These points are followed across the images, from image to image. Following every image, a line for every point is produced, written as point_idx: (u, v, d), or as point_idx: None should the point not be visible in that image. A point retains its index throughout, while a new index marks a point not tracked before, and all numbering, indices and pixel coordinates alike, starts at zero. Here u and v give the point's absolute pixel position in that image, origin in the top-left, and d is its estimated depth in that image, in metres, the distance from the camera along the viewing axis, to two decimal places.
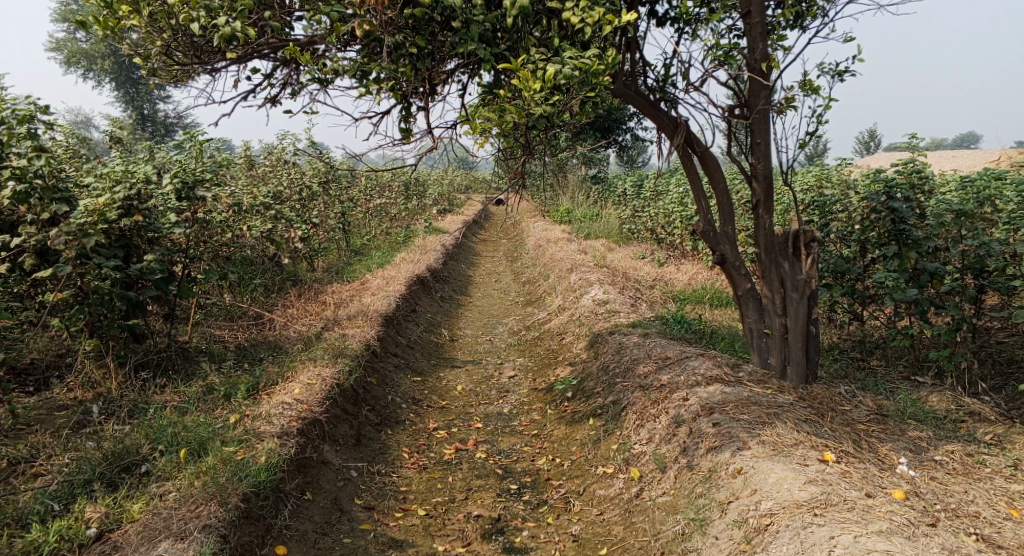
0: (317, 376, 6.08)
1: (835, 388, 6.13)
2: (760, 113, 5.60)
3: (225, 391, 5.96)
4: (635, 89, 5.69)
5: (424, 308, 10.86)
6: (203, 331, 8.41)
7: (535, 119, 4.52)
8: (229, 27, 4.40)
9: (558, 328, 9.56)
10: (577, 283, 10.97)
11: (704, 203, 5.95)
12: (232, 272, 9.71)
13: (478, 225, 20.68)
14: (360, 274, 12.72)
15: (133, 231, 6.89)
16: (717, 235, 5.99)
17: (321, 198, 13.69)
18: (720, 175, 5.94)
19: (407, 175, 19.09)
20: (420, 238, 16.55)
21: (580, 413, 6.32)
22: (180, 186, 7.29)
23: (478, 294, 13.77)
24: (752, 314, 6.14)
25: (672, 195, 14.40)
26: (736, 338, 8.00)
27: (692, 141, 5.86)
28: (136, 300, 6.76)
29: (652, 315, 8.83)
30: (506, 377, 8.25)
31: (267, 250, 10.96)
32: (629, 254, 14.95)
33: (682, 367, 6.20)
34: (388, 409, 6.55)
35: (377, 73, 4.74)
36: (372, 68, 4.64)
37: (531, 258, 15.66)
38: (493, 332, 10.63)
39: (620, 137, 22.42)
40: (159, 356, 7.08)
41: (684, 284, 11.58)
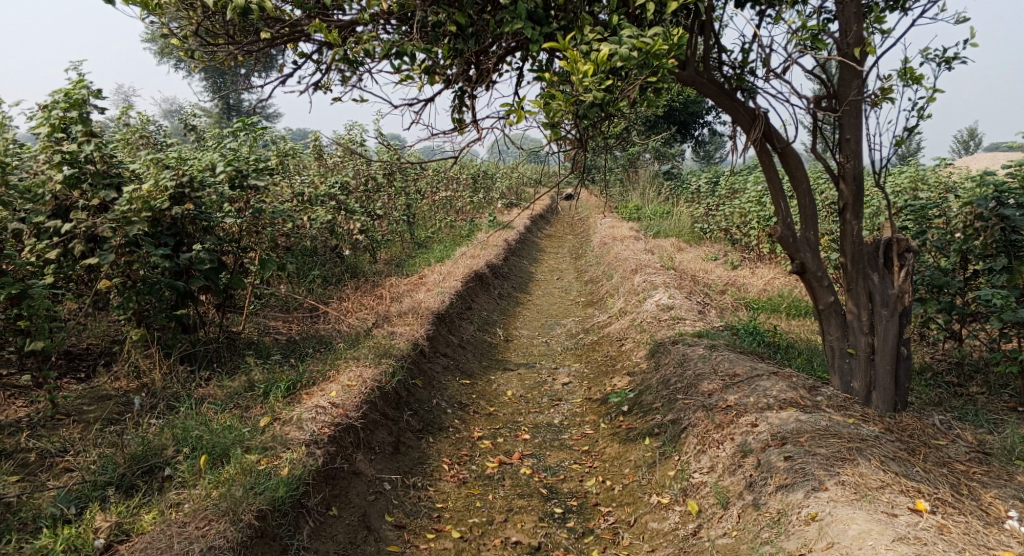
0: (357, 376, 5.73)
1: (926, 418, 5.48)
2: (851, 104, 5.00)
3: (264, 389, 5.70)
4: (709, 78, 5.14)
5: (480, 306, 10.52)
6: (255, 322, 8.25)
7: (585, 108, 4.03)
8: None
9: (619, 333, 9.05)
10: (642, 285, 10.41)
11: (784, 206, 5.37)
12: (289, 262, 9.56)
13: (545, 220, 20.24)
14: (420, 268, 12.48)
15: (184, 220, 6.63)
16: (797, 242, 5.41)
17: (385, 189, 13.49)
18: (802, 175, 5.36)
19: (474, 167, 18.79)
20: (484, 232, 16.24)
21: (637, 430, 5.82)
22: (233, 174, 7.08)
23: (539, 292, 13.36)
24: (835, 331, 5.53)
25: (748, 195, 13.67)
26: (814, 354, 7.35)
27: (773, 137, 5.28)
28: (184, 290, 6.43)
29: (723, 323, 8.23)
30: (560, 384, 7.79)
31: (327, 240, 10.79)
32: (700, 255, 14.28)
33: (751, 387, 5.65)
34: (432, 414, 6.18)
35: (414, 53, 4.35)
36: (405, 47, 4.24)
37: (596, 256, 15.14)
38: (551, 333, 10.20)
39: (696, 132, 21.62)
40: (206, 347, 6.70)
41: (758, 291, 10.89)
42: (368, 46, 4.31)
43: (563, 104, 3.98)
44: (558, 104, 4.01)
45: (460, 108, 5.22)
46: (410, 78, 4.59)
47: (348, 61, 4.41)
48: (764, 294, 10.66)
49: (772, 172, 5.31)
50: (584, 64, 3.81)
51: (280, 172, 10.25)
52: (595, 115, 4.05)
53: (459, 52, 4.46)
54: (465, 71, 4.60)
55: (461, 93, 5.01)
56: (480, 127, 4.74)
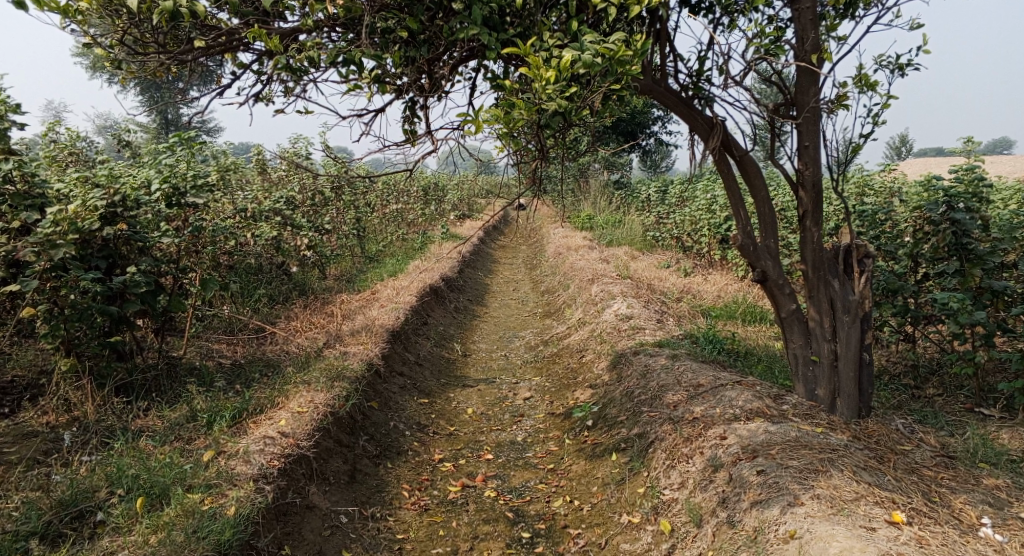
0: (308, 401, 5.44)
1: (890, 423, 5.45)
2: (809, 111, 4.94)
3: (208, 418, 5.38)
4: (666, 87, 5.05)
5: (435, 320, 10.28)
6: (199, 345, 7.89)
7: (548, 116, 3.90)
8: (174, 3, 3.86)
9: (577, 344, 8.92)
10: (599, 295, 10.31)
11: (744, 214, 5.29)
12: (234, 281, 9.19)
13: (497, 231, 20.09)
14: (372, 283, 12.18)
15: (116, 240, 6.29)
16: (757, 250, 5.33)
17: (333, 203, 13.17)
18: (761, 182, 5.29)
19: (425, 179, 18.56)
20: (436, 244, 16.00)
21: (602, 446, 5.67)
22: (169, 192, 6.74)
23: (495, 304, 13.18)
24: (798, 339, 5.47)
25: (699, 202, 13.74)
26: (775, 361, 7.32)
27: (732, 145, 5.20)
28: (118, 316, 6.07)
29: (682, 332, 8.16)
30: (521, 399, 7.60)
31: (274, 258, 10.44)
32: (654, 262, 14.29)
33: (717, 397, 5.56)
34: (390, 437, 5.93)
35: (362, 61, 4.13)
36: (354, 54, 4.02)
37: (551, 266, 15.04)
38: (508, 346, 10.01)
39: (645, 140, 21.76)
40: (144, 376, 6.32)
41: (713, 297, 10.89)
42: (314, 54, 4.09)
43: (525, 113, 3.84)
44: (519, 112, 3.87)
45: (411, 118, 5.02)
46: (358, 88, 4.38)
47: (292, 70, 4.18)
48: (720, 301, 10.66)
49: (732, 180, 5.23)
50: (547, 71, 3.68)
51: (222, 188, 9.87)
52: (558, 124, 3.93)
53: (411, 59, 4.26)
54: (416, 80, 4.39)
55: (413, 102, 4.80)
56: (432, 139, 4.56)
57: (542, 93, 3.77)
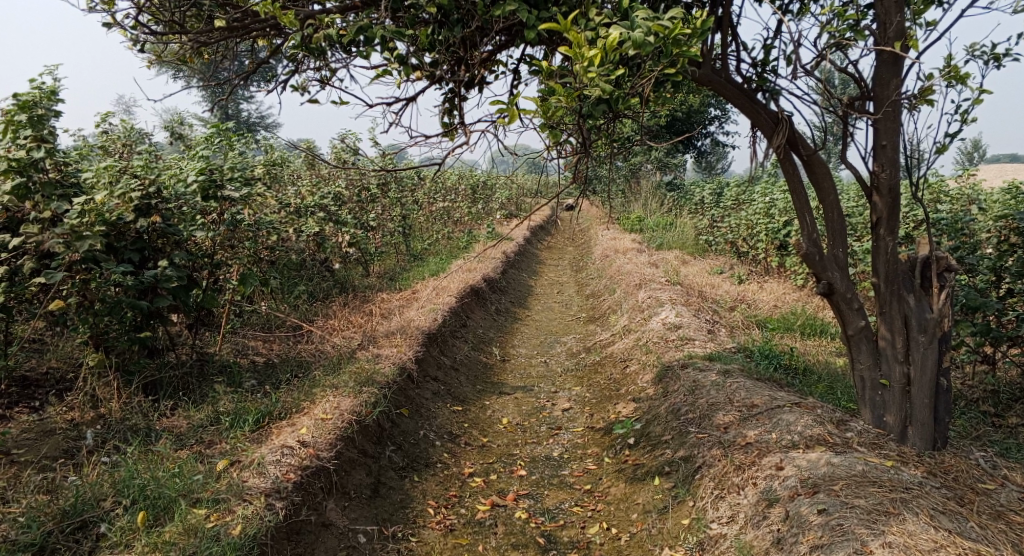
0: (334, 407, 5.16)
1: (968, 456, 4.93)
2: (889, 106, 4.45)
3: (231, 421, 5.11)
4: (728, 77, 4.62)
5: (476, 322, 9.97)
6: (233, 342, 7.72)
7: (590, 104, 3.53)
8: None
9: (622, 353, 8.50)
10: (646, 301, 9.86)
11: (810, 221, 4.82)
12: (272, 277, 9.01)
13: (545, 231, 19.71)
14: (413, 282, 11.94)
15: (150, 232, 6.07)
16: (823, 261, 4.86)
17: (378, 199, 12.97)
18: (830, 185, 4.82)
19: (472, 178, 18.28)
20: (482, 244, 15.71)
21: (645, 468, 5.27)
22: (206, 184, 6.54)
23: (538, 306, 12.84)
24: (866, 361, 4.98)
25: (755, 207, 13.16)
26: (836, 381, 6.80)
27: (799, 144, 4.74)
28: (149, 311, 5.86)
29: (735, 345, 7.69)
30: (560, 410, 7.22)
31: (315, 254, 10.26)
32: (705, 268, 13.75)
33: (774, 420, 5.12)
34: (419, 448, 5.62)
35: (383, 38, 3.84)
36: (374, 32, 3.73)
37: (597, 268, 14.62)
38: (550, 352, 9.64)
39: (699, 141, 21.12)
40: (173, 373, 6.09)
41: (769, 308, 10.33)
42: (331, 31, 3.81)
43: (564, 100, 3.49)
44: (558, 98, 3.52)
45: (448, 111, 4.70)
46: (385, 74, 4.07)
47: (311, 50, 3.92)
48: (776, 311, 10.10)
49: (797, 183, 4.78)
50: (590, 49, 3.33)
51: (265, 182, 9.72)
52: (601, 113, 3.54)
53: (445, 42, 3.94)
54: (449, 68, 4.08)
55: (452, 93, 4.47)
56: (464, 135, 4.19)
57: (584, 78, 3.41)
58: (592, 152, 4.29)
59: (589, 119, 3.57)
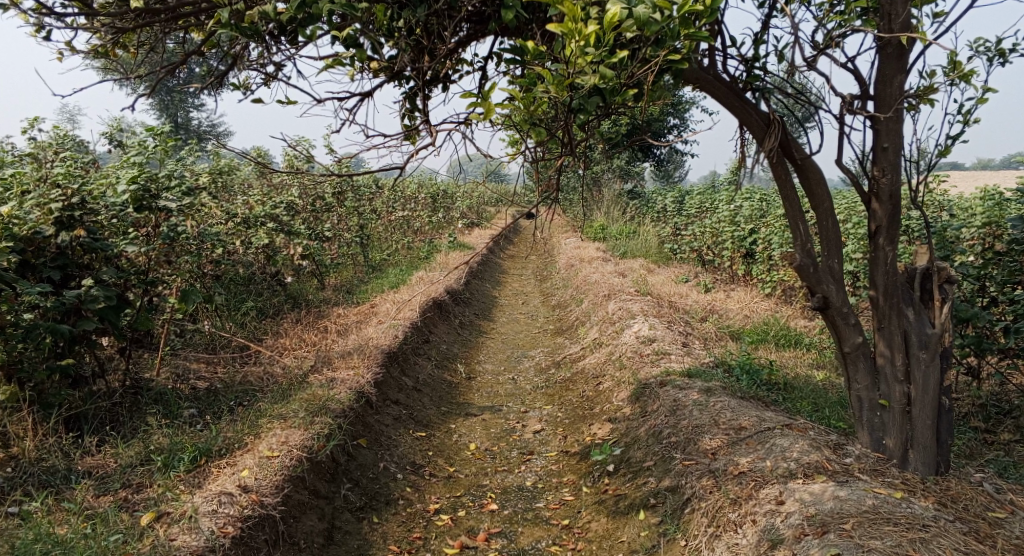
0: (281, 442, 4.63)
1: (972, 481, 4.60)
2: (891, 104, 4.09)
3: (165, 461, 4.54)
4: (716, 73, 4.21)
5: (438, 338, 9.47)
6: (175, 365, 7.11)
7: (581, 95, 3.12)
8: None
9: (593, 369, 8.07)
10: (616, 312, 9.46)
11: (803, 230, 4.46)
12: (217, 293, 8.38)
13: (507, 240, 19.27)
14: (372, 295, 11.39)
15: (72, 246, 5.45)
16: (818, 273, 4.49)
17: (333, 209, 12.39)
18: (824, 192, 4.46)
19: (433, 186, 17.76)
20: (443, 253, 15.20)
21: (628, 501, 4.87)
22: (138, 194, 5.89)
23: (503, 318, 12.38)
24: (863, 380, 4.60)
25: (720, 214, 12.89)
26: (821, 398, 6.46)
27: (792, 148, 4.37)
28: (71, 336, 5.20)
29: (712, 359, 7.32)
30: (530, 433, 6.73)
31: (266, 267, 9.66)
32: (671, 277, 13.45)
33: (767, 446, 4.72)
34: (378, 483, 5.11)
35: (331, 15, 3.37)
36: (317, 6, 3.27)
37: (562, 277, 14.23)
38: (517, 367, 9.18)
39: (659, 148, 20.91)
40: (100, 406, 5.48)
41: (741, 317, 10.00)
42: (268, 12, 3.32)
43: (552, 89, 3.11)
44: (545, 88, 3.13)
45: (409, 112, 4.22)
46: (334, 64, 3.59)
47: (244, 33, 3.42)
48: (749, 321, 9.78)
49: (790, 190, 4.41)
50: (588, 26, 2.95)
51: (210, 191, 9.09)
52: (595, 106, 3.16)
53: (403, 28, 3.48)
54: (409, 61, 3.62)
55: (412, 90, 3.98)
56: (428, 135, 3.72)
57: (578, 62, 3.03)
58: (572, 154, 3.87)
59: (579, 114, 3.18)
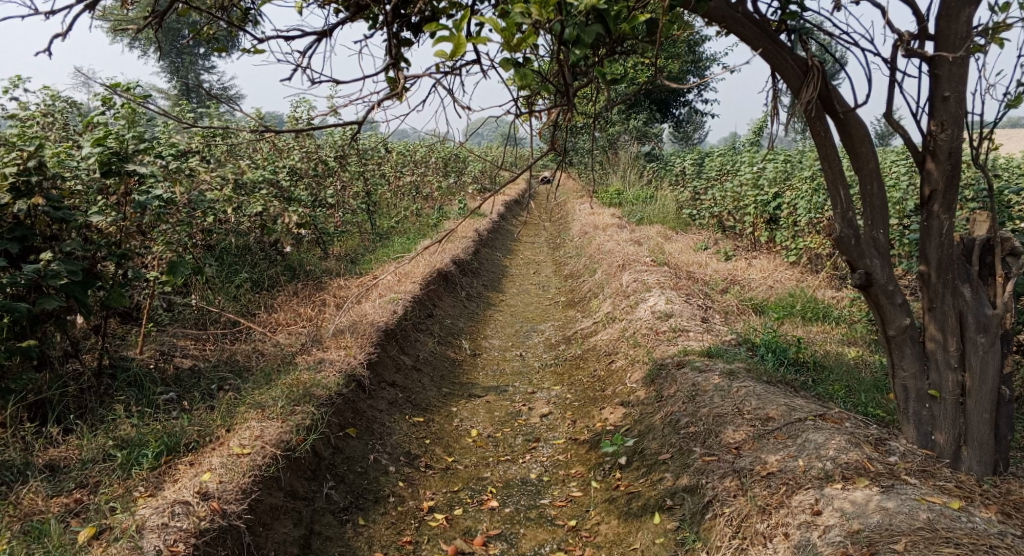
0: (253, 437, 4.25)
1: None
2: (956, 45, 3.49)
3: (129, 455, 4.10)
4: (746, 13, 3.63)
5: (442, 312, 9.00)
6: (160, 341, 6.68)
7: (574, 21, 3.05)
8: None
9: (605, 346, 7.56)
10: (631, 284, 8.93)
11: (844, 196, 3.88)
12: (208, 264, 7.94)
13: (520, 206, 18.69)
14: (376, 265, 10.90)
15: (32, 216, 4.99)
16: (860, 246, 3.93)
17: (337, 175, 11.88)
18: (869, 152, 3.88)
19: (443, 150, 17.15)
20: (452, 220, 14.66)
21: (642, 500, 4.42)
22: (105, 157, 5.40)
23: (514, 289, 11.89)
24: (911, 368, 4.05)
25: (741, 178, 12.26)
26: (855, 381, 5.92)
27: (833, 101, 3.78)
28: (31, 314, 4.75)
29: (735, 336, 6.79)
30: (537, 417, 6.25)
31: (263, 237, 9.20)
32: (689, 244, 12.85)
33: (799, 442, 4.20)
34: (365, 477, 4.67)
35: None
36: None
37: (576, 246, 13.68)
38: (526, 342, 8.70)
39: (677, 109, 20.14)
40: (67, 390, 5.04)
41: (763, 288, 9.42)
42: None
43: (535, 11, 3.03)
44: (528, 12, 3.06)
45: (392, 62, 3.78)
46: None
47: None
48: (774, 292, 9.19)
49: (830, 149, 3.83)
50: None
51: (201, 156, 8.60)
52: (591, 36, 3.05)
53: None
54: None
55: (393, 37, 3.46)
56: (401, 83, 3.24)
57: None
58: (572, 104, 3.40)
59: (575, 46, 3.08)
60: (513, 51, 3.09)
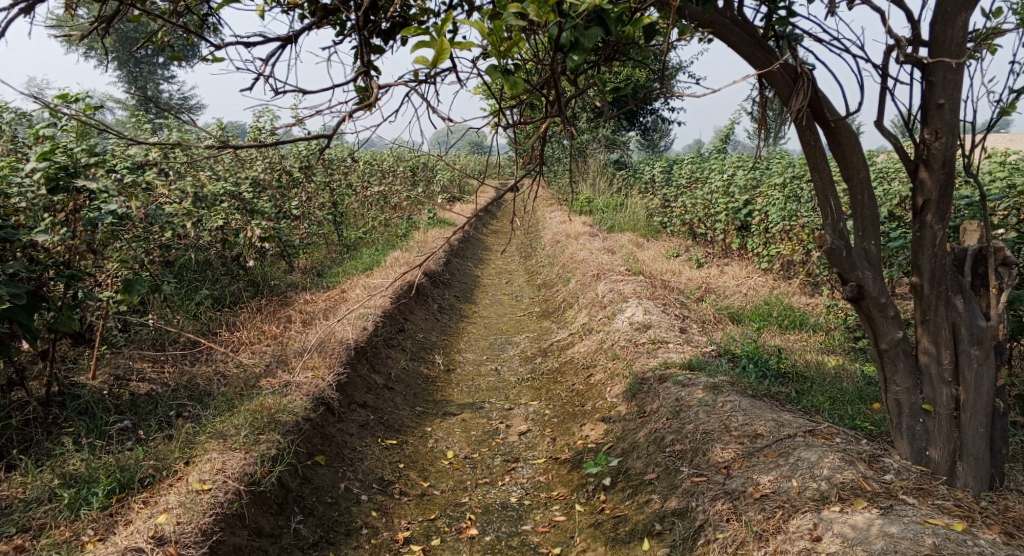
0: (213, 471, 3.99)
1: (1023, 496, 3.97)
2: (951, 51, 3.43)
3: (79, 495, 3.82)
4: (734, 19, 3.49)
5: (414, 326, 8.75)
6: (118, 365, 6.35)
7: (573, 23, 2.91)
8: None
9: (583, 359, 7.37)
10: (606, 294, 8.76)
11: (835, 207, 3.75)
12: (167, 281, 7.60)
13: (490, 215, 18.49)
14: (344, 278, 10.61)
15: None
16: (852, 257, 3.79)
17: (302, 186, 11.57)
18: (859, 161, 3.76)
19: (411, 159, 16.89)
20: (422, 231, 14.40)
21: (629, 526, 4.30)
22: (51, 173, 5.00)
23: (486, 300, 11.67)
24: (904, 382, 3.92)
25: (712, 184, 12.20)
26: (838, 391, 5.81)
27: (823, 108, 3.66)
28: None
29: (714, 347, 6.64)
30: (515, 435, 6.03)
31: (226, 252, 8.88)
32: (661, 251, 12.75)
33: (791, 461, 4.10)
34: (336, 508, 4.43)
35: None
36: None
37: (547, 255, 13.51)
38: (501, 355, 8.49)
39: (645, 115, 20.10)
40: (15, 422, 4.72)
41: (739, 296, 9.33)
42: None
43: (533, 11, 2.86)
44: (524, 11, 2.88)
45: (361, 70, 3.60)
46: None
47: None
48: (750, 299, 9.09)
49: (820, 158, 3.69)
50: None
51: (160, 169, 8.26)
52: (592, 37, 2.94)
53: None
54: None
55: (363, 43, 3.25)
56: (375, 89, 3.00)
57: None
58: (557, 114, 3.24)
59: (574, 49, 2.95)
60: (503, 57, 3.01)
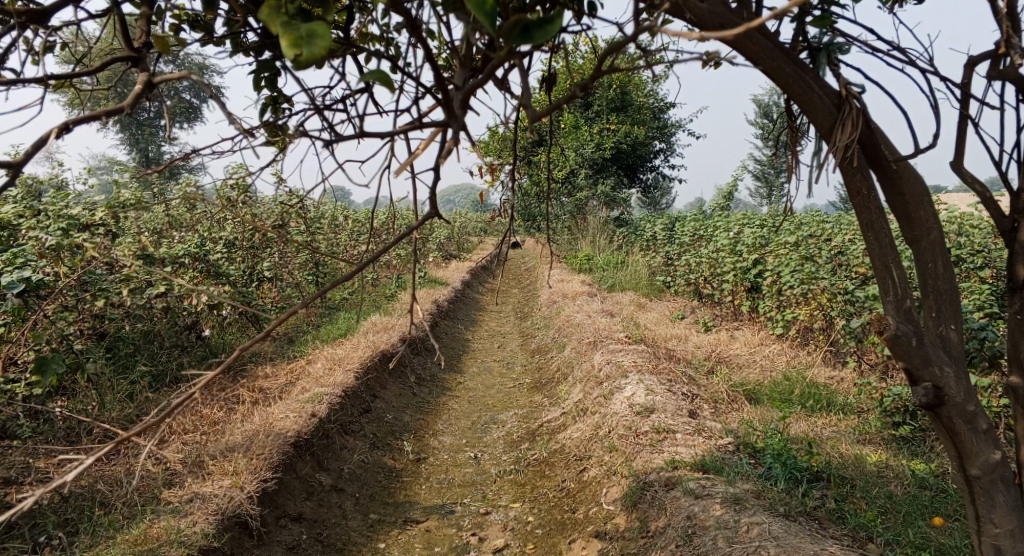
0: None
1: None
2: None
3: None
4: (759, 23, 2.59)
5: (383, 403, 7.66)
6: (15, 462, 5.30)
7: None
8: None
9: (575, 448, 6.24)
10: (603, 366, 7.69)
11: (898, 277, 2.67)
12: (96, 356, 6.60)
13: (486, 273, 17.50)
14: (314, 344, 9.51)
15: None
16: (925, 349, 2.70)
17: (274, 245, 10.60)
18: (929, 216, 2.72)
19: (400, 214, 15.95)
20: (410, 290, 13.37)
21: None
22: None
23: (473, 368, 10.57)
24: (1005, 523, 2.79)
25: (719, 242, 11.19)
26: (888, 500, 4.68)
27: (878, 144, 2.67)
28: None
29: (732, 438, 5.50)
30: (489, 554, 4.85)
31: (177, 320, 7.88)
32: (664, 313, 11.68)
33: None
34: None
35: None
36: None
37: (543, 317, 12.43)
38: (482, 438, 7.38)
39: (645, 168, 19.26)
40: None
41: (755, 366, 8.23)
42: None
43: None
44: None
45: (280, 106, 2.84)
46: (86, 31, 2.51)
47: None
48: (769, 372, 7.93)
49: (875, 211, 2.65)
50: None
51: (112, 229, 7.35)
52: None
53: None
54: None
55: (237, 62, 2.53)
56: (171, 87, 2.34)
57: None
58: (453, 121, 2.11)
59: None
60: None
